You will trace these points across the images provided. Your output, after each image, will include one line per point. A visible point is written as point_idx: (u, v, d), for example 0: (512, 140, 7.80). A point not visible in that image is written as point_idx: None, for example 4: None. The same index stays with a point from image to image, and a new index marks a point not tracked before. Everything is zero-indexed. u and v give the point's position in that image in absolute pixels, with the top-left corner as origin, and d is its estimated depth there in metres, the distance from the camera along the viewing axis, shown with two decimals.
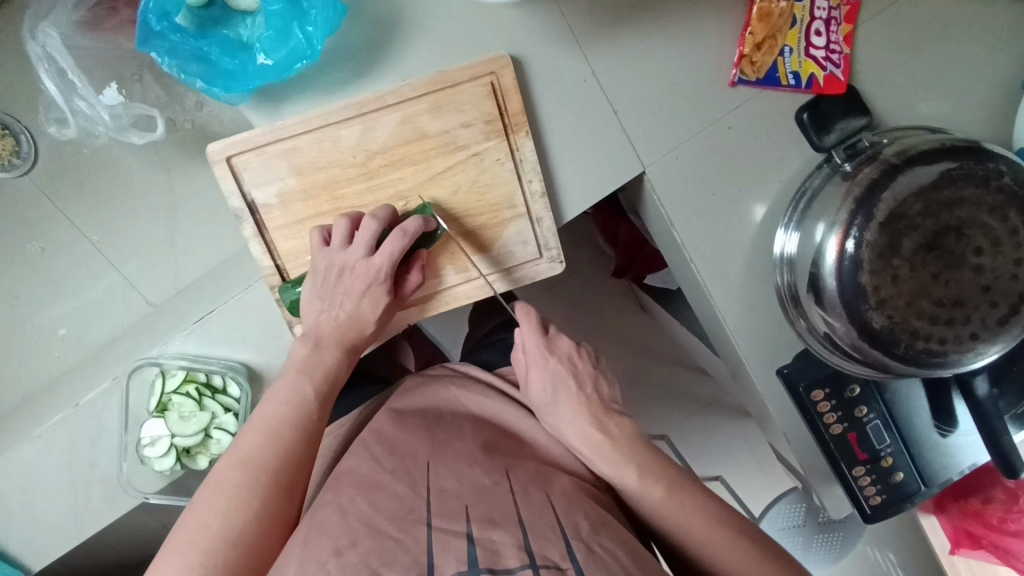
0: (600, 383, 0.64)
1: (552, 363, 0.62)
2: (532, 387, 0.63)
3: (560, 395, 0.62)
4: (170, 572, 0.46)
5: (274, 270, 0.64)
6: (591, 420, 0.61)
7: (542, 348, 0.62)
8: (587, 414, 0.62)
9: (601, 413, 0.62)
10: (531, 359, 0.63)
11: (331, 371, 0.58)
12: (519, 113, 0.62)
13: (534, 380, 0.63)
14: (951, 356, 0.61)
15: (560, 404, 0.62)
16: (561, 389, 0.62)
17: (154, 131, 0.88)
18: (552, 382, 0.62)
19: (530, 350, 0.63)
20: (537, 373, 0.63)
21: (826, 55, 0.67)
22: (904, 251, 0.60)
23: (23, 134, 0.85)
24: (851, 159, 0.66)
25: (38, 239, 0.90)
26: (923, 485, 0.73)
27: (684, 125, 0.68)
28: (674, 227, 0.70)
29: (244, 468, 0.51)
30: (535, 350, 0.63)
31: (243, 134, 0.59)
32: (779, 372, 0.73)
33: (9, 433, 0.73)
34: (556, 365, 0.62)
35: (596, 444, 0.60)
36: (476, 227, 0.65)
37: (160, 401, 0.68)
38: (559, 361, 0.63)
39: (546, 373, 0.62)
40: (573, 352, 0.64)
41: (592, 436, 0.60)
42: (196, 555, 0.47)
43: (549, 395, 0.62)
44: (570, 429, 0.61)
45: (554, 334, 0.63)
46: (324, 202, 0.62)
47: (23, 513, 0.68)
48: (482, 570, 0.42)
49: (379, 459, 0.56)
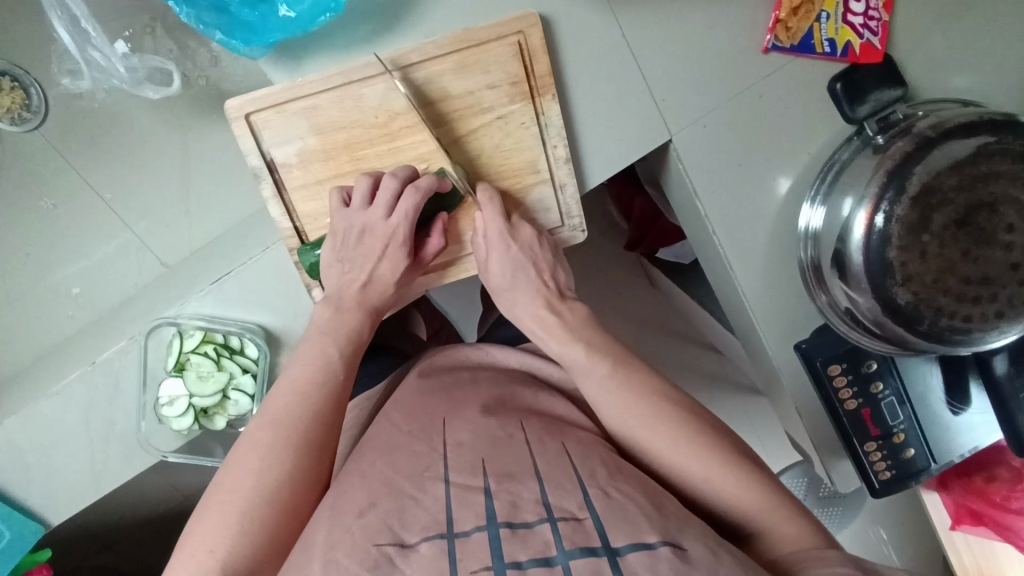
0: (557, 271, 0.65)
1: (513, 250, 0.62)
2: (491, 272, 0.63)
3: (518, 280, 0.63)
4: (207, 529, 0.47)
5: (293, 232, 0.63)
6: (546, 304, 0.62)
7: (503, 234, 0.62)
8: (542, 300, 0.63)
9: (555, 300, 0.63)
10: (491, 244, 0.62)
11: (353, 333, 0.58)
12: (546, 75, 0.60)
13: (494, 265, 0.63)
14: (974, 334, 0.60)
15: (517, 292, 0.63)
16: (520, 276, 0.63)
17: (169, 86, 0.87)
18: (513, 269, 0.63)
19: (491, 235, 0.62)
20: (498, 258, 0.62)
21: (864, 21, 0.64)
22: (935, 226, 0.58)
23: (34, 87, 0.86)
24: (884, 131, 0.65)
25: (50, 197, 0.89)
26: (932, 462, 0.72)
27: (715, 92, 0.66)
28: (697, 196, 0.69)
29: (275, 429, 0.51)
30: (496, 235, 0.62)
31: (261, 91, 0.58)
32: (797, 347, 0.72)
33: (24, 388, 0.73)
34: (516, 252, 0.62)
35: (550, 327, 0.61)
36: (497, 192, 0.64)
37: (178, 361, 0.67)
38: (521, 250, 0.63)
39: (507, 260, 0.62)
40: (536, 242, 0.63)
41: (545, 318, 0.61)
42: (233, 513, 0.48)
43: (507, 280, 0.63)
44: (526, 314, 0.62)
45: (516, 221, 0.63)
46: (344, 163, 0.61)
47: (41, 468, 0.69)
48: (500, 524, 0.41)
49: (397, 426, 0.55)
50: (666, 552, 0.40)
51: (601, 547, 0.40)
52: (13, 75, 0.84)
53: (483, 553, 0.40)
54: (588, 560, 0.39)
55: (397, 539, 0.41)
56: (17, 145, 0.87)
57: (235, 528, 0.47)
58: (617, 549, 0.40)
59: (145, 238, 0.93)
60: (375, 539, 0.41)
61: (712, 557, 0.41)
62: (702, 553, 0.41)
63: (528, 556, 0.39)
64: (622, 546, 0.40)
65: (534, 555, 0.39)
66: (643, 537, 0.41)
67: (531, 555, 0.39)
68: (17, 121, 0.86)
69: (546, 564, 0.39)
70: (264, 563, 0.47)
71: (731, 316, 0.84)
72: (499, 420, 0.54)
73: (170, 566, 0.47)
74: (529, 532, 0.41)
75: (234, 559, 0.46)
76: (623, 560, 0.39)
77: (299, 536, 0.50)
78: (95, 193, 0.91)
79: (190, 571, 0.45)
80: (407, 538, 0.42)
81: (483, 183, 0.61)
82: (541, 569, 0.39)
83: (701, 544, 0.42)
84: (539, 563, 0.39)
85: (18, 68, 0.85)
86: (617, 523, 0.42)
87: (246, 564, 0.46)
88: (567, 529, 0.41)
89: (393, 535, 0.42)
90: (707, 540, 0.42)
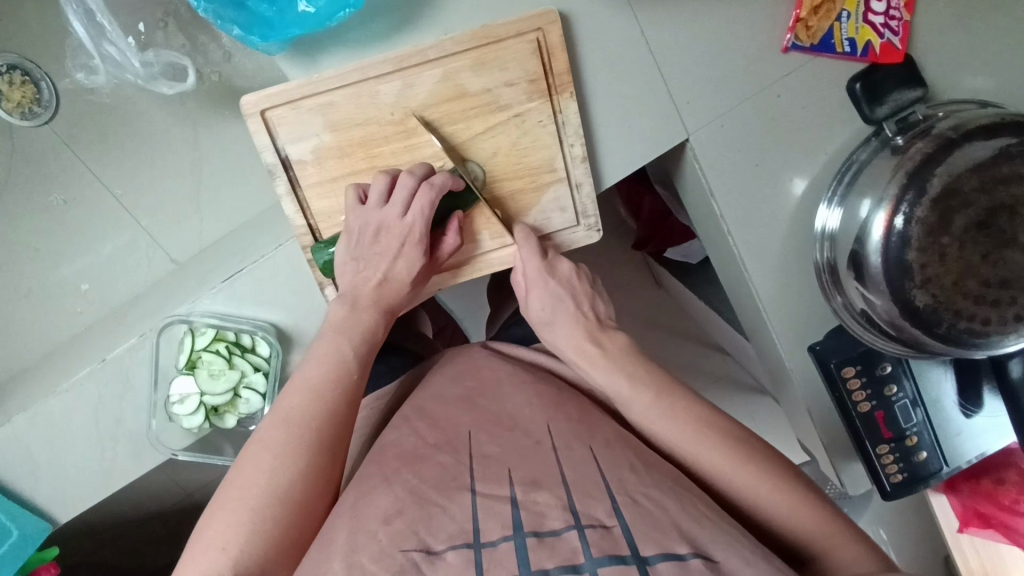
0: (597, 302, 0.65)
1: (551, 283, 0.63)
2: (531, 307, 0.64)
3: (557, 314, 0.63)
4: (221, 527, 0.47)
5: (307, 229, 0.62)
6: (588, 336, 0.62)
7: (541, 270, 0.63)
8: (583, 331, 0.62)
9: (597, 330, 0.63)
10: (530, 279, 0.64)
11: (369, 333, 0.58)
12: (564, 73, 0.60)
13: (533, 300, 0.64)
14: (993, 338, 0.60)
15: (558, 325, 0.63)
16: (560, 307, 0.63)
17: (183, 81, 0.86)
18: (552, 302, 0.63)
19: (529, 273, 0.63)
20: (537, 293, 0.63)
21: (885, 21, 0.63)
22: (955, 228, 0.58)
23: (44, 82, 0.85)
24: (903, 132, 0.64)
25: (59, 192, 0.89)
26: (945, 465, 0.72)
27: (733, 92, 0.65)
28: (713, 196, 0.68)
29: (289, 427, 0.51)
30: (534, 270, 0.63)
31: (278, 87, 0.57)
32: (811, 349, 0.72)
33: (35, 385, 0.73)
34: (555, 286, 0.63)
35: (593, 357, 0.61)
36: (514, 191, 0.64)
37: (189, 358, 0.66)
38: (559, 284, 0.63)
39: (545, 294, 0.63)
40: (573, 275, 0.64)
41: (588, 349, 0.61)
42: (245, 510, 0.47)
43: (547, 313, 0.63)
44: (567, 345, 0.62)
45: (552, 257, 0.64)
46: (359, 160, 0.60)
47: (51, 466, 0.68)
48: (528, 534, 0.41)
49: (420, 431, 0.54)
50: (697, 564, 0.39)
51: (631, 556, 0.40)
52: (24, 70, 0.84)
53: (510, 561, 0.39)
54: (616, 567, 0.39)
55: (423, 544, 0.41)
56: (27, 140, 0.86)
57: (247, 526, 0.47)
58: (646, 559, 0.39)
59: (155, 235, 0.92)
60: (403, 546, 0.41)
61: (745, 566, 0.41)
62: (734, 563, 0.41)
63: (555, 563, 0.39)
64: (652, 556, 0.40)
65: (561, 562, 0.39)
66: (672, 548, 0.40)
67: (558, 562, 0.39)
68: (27, 115, 0.86)
69: (574, 572, 0.39)
70: (275, 562, 0.47)
71: (742, 317, 0.84)
72: (524, 430, 0.53)
73: (181, 563, 0.46)
74: (556, 540, 0.41)
75: (246, 558, 0.46)
76: (653, 569, 0.39)
77: (313, 536, 0.50)
78: (106, 189, 0.90)
79: (202, 569, 0.45)
80: (433, 545, 0.41)
81: (519, 224, 0.64)
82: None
83: (734, 555, 0.41)
84: (567, 569, 0.39)
85: (29, 62, 0.84)
86: (648, 531, 0.42)
87: (259, 564, 0.46)
88: (595, 536, 0.41)
89: (419, 542, 0.42)
90: (739, 550, 0.42)
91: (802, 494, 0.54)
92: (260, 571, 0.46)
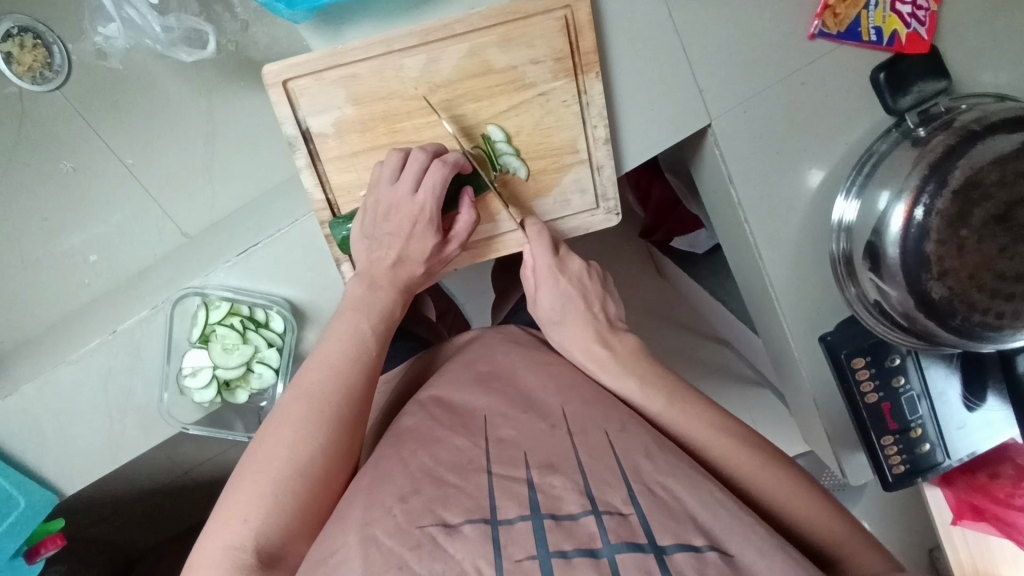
0: (607, 303, 0.65)
1: (562, 282, 0.63)
2: (541, 304, 0.64)
3: (567, 313, 0.63)
4: (241, 500, 0.47)
5: (325, 203, 0.61)
6: (596, 336, 0.62)
7: (552, 266, 0.63)
8: (592, 331, 0.62)
9: (606, 332, 0.63)
10: (541, 277, 0.63)
11: (386, 310, 0.58)
12: (591, 52, 0.59)
13: (543, 298, 0.63)
14: (1005, 332, 0.60)
15: (566, 324, 0.63)
16: (569, 306, 0.63)
17: (203, 49, 0.87)
18: (561, 301, 0.63)
19: (540, 267, 0.63)
20: (546, 292, 0.63)
21: (913, 11, 0.63)
22: (974, 221, 0.58)
23: (56, 45, 0.83)
24: (925, 124, 0.64)
25: (69, 159, 0.87)
26: (946, 457, 0.73)
27: (757, 77, 0.65)
28: (732, 182, 0.68)
29: (309, 403, 0.51)
30: (545, 269, 0.63)
31: (301, 56, 0.56)
32: (822, 339, 0.72)
33: (43, 353, 0.72)
34: (565, 284, 0.63)
35: (601, 358, 0.60)
36: (535, 172, 0.63)
37: (203, 332, 0.65)
38: (570, 282, 0.63)
39: (556, 293, 0.63)
40: (584, 272, 0.64)
41: (594, 350, 0.61)
42: (266, 484, 0.48)
43: (557, 311, 0.63)
44: (575, 345, 0.62)
45: (564, 254, 0.64)
46: (381, 134, 0.60)
47: (58, 436, 0.67)
48: (545, 516, 0.42)
49: (436, 418, 0.53)
50: (713, 556, 0.40)
51: (648, 544, 0.40)
52: (37, 32, 0.82)
53: (527, 543, 0.40)
54: (635, 555, 0.39)
55: (440, 523, 0.41)
56: (36, 103, 0.84)
57: (267, 499, 0.47)
58: (663, 549, 0.40)
59: (165, 206, 0.91)
60: (419, 522, 0.41)
61: (760, 561, 0.41)
62: (749, 557, 0.41)
63: (573, 545, 0.40)
64: (668, 546, 0.40)
65: (578, 545, 0.40)
66: (689, 539, 0.41)
67: (576, 545, 0.40)
68: (38, 80, 0.83)
69: (592, 555, 0.39)
70: (296, 533, 0.47)
71: (752, 308, 0.84)
72: (540, 412, 0.52)
73: (202, 535, 0.47)
74: (573, 523, 0.41)
75: (266, 530, 0.46)
76: (671, 559, 0.39)
77: (330, 512, 0.50)
78: (117, 158, 0.89)
79: (225, 541, 0.46)
80: (449, 518, 0.41)
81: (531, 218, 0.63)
82: (586, 560, 0.39)
83: (749, 547, 0.42)
84: (584, 552, 0.39)
85: (40, 24, 0.82)
86: (663, 521, 0.42)
87: (277, 536, 0.46)
88: (611, 522, 0.41)
89: (435, 516, 0.42)
90: (754, 534, 0.42)
91: (809, 482, 0.55)
92: (282, 542, 0.46)
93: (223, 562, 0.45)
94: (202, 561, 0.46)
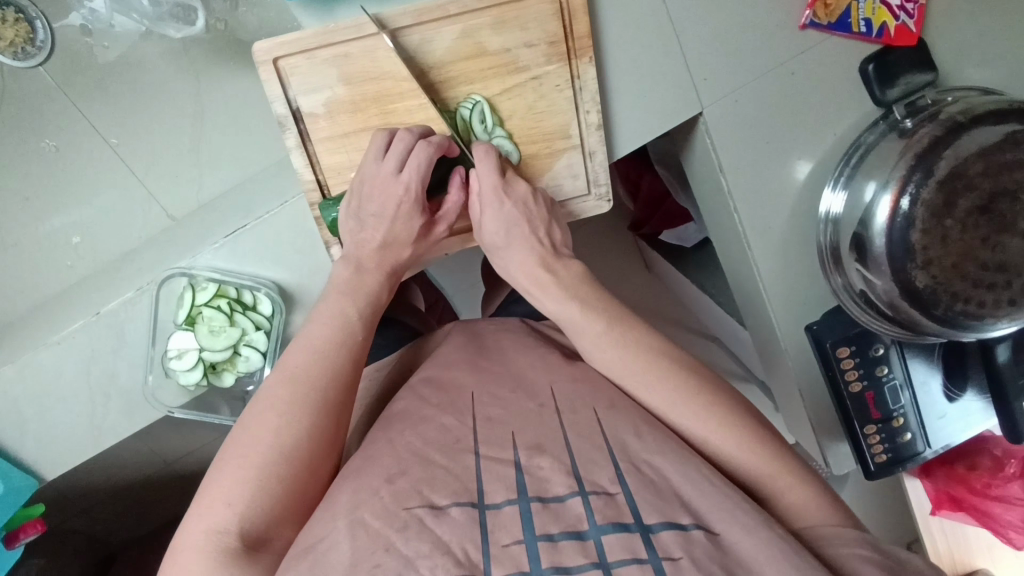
0: (553, 228, 0.61)
1: (507, 204, 0.59)
2: (484, 229, 0.59)
3: (511, 237, 0.59)
4: (224, 485, 0.47)
5: (315, 184, 0.61)
6: (540, 262, 0.59)
7: (497, 188, 0.58)
8: (536, 258, 0.59)
9: (551, 257, 0.60)
10: (485, 199, 0.58)
11: (374, 293, 0.58)
12: (585, 37, 0.59)
13: (487, 222, 0.59)
14: (986, 321, 0.61)
15: (512, 249, 0.59)
16: (514, 231, 0.59)
17: (192, 25, 0.85)
18: (505, 226, 0.59)
19: (483, 189, 0.58)
20: (489, 215, 0.59)
21: (901, 3, 0.64)
22: (958, 211, 0.58)
23: (39, 20, 0.82)
24: (912, 116, 0.65)
25: (52, 137, 0.86)
26: (926, 446, 0.74)
27: (748, 67, 0.65)
28: (723, 171, 0.68)
29: (293, 387, 0.51)
30: (489, 191, 0.58)
31: (293, 34, 0.56)
32: (807, 328, 0.72)
33: (26, 333, 0.71)
34: (510, 207, 0.59)
35: (544, 284, 0.58)
36: (528, 157, 0.63)
37: (189, 314, 0.64)
38: (514, 205, 0.59)
39: (499, 216, 0.59)
40: (528, 196, 0.60)
41: (540, 276, 0.58)
42: (248, 468, 0.47)
43: (500, 236, 0.59)
44: (520, 272, 0.59)
45: (510, 178, 0.59)
46: (373, 115, 0.59)
47: (38, 420, 0.66)
48: (532, 499, 0.42)
49: (426, 398, 0.52)
50: (699, 535, 0.41)
51: (635, 523, 0.41)
52: (19, 7, 0.80)
53: (514, 525, 0.40)
54: (621, 536, 0.40)
55: (427, 504, 0.41)
56: (18, 80, 0.82)
57: (251, 482, 0.47)
58: (650, 527, 0.40)
59: (152, 188, 0.90)
60: (406, 504, 0.41)
61: (746, 536, 0.41)
62: (734, 533, 0.41)
63: (560, 528, 0.40)
64: (655, 523, 0.41)
65: (565, 528, 0.40)
66: (675, 517, 0.42)
67: (563, 528, 0.40)
68: (20, 55, 0.81)
69: (578, 538, 0.39)
70: (281, 519, 0.47)
71: (739, 300, 0.84)
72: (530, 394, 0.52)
73: (183, 517, 0.47)
74: (561, 506, 0.41)
75: (250, 516, 0.46)
76: (657, 538, 0.40)
77: (314, 497, 0.49)
78: (102, 138, 0.87)
79: (204, 524, 0.45)
80: (437, 501, 0.41)
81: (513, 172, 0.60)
82: (573, 543, 0.39)
83: (735, 522, 0.42)
84: (571, 536, 0.40)
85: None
86: (650, 498, 0.42)
87: (260, 522, 0.46)
88: (599, 503, 0.41)
89: (423, 499, 0.41)
90: (741, 518, 0.42)
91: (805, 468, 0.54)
92: (266, 528, 0.46)
93: (205, 546, 0.44)
94: (182, 547, 0.45)
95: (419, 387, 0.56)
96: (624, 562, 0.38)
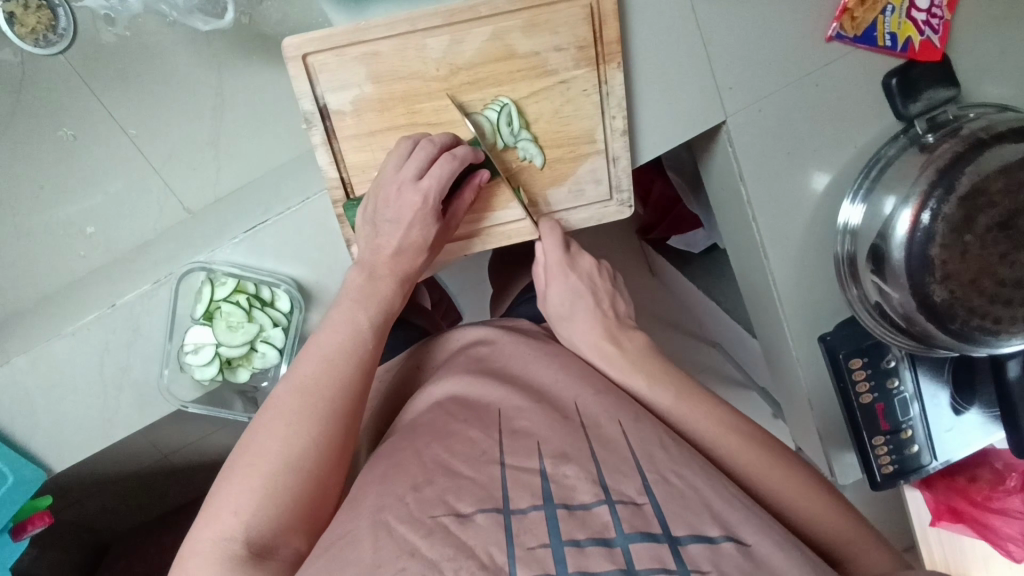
0: (617, 302, 0.66)
1: (571, 276, 0.64)
2: (550, 299, 0.65)
3: (576, 307, 0.64)
4: (232, 492, 0.46)
5: (339, 182, 0.60)
6: (604, 331, 0.62)
7: (563, 260, 0.64)
8: (601, 327, 0.62)
9: (615, 327, 0.63)
10: (551, 272, 0.65)
11: (388, 302, 0.58)
12: (614, 42, 0.59)
13: (553, 292, 0.64)
14: (1001, 336, 0.61)
15: (576, 319, 0.64)
16: (579, 302, 0.64)
17: (219, 18, 0.85)
18: (570, 296, 0.64)
19: (550, 262, 0.64)
20: (556, 286, 0.64)
21: (927, 18, 0.64)
22: (979, 227, 0.59)
23: (61, 8, 0.81)
24: (933, 131, 0.66)
25: (70, 127, 0.85)
26: (932, 459, 0.75)
27: (773, 77, 0.65)
28: (743, 180, 0.69)
29: (302, 395, 0.50)
30: (556, 262, 0.64)
31: (324, 30, 0.55)
32: (821, 339, 0.72)
33: (40, 323, 0.70)
34: (575, 280, 0.64)
35: (608, 353, 0.61)
36: (552, 161, 0.63)
37: (207, 308, 0.63)
38: (579, 277, 0.64)
39: (565, 288, 0.64)
40: (594, 270, 0.66)
41: (605, 347, 0.61)
42: (258, 477, 0.47)
43: (566, 307, 0.64)
44: (583, 340, 0.62)
45: (575, 251, 0.65)
46: (400, 115, 0.59)
47: (49, 412, 0.66)
48: (557, 505, 0.41)
49: (449, 412, 0.53)
50: (728, 547, 0.41)
51: (662, 534, 0.41)
52: None
53: (540, 531, 0.40)
54: (648, 545, 0.40)
55: (452, 512, 0.41)
56: (37, 68, 0.82)
57: (259, 490, 0.46)
58: (677, 538, 0.41)
59: (169, 181, 0.89)
60: (431, 512, 0.41)
61: (778, 551, 0.42)
62: (765, 547, 0.42)
63: (586, 534, 0.40)
64: (683, 536, 0.41)
65: (591, 534, 0.40)
66: (702, 529, 0.41)
67: (588, 534, 0.40)
68: (41, 42, 0.81)
69: (605, 545, 0.39)
70: (288, 526, 0.46)
71: (751, 310, 0.85)
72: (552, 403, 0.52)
73: (194, 526, 0.46)
74: (586, 513, 0.41)
75: (257, 523, 0.45)
76: (684, 549, 0.40)
77: (322, 506, 0.49)
78: (120, 128, 0.87)
79: (215, 533, 0.45)
80: (461, 508, 0.41)
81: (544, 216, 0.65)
82: (599, 549, 0.39)
83: (764, 539, 0.42)
84: (597, 542, 0.40)
85: None
86: (677, 511, 0.42)
87: (268, 528, 0.45)
88: (626, 512, 0.41)
89: (447, 507, 0.41)
90: (768, 531, 0.43)
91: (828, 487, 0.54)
92: (273, 535, 0.45)
93: (213, 552, 0.44)
94: (191, 552, 0.45)
95: (441, 398, 0.56)
96: (652, 571, 0.38)
